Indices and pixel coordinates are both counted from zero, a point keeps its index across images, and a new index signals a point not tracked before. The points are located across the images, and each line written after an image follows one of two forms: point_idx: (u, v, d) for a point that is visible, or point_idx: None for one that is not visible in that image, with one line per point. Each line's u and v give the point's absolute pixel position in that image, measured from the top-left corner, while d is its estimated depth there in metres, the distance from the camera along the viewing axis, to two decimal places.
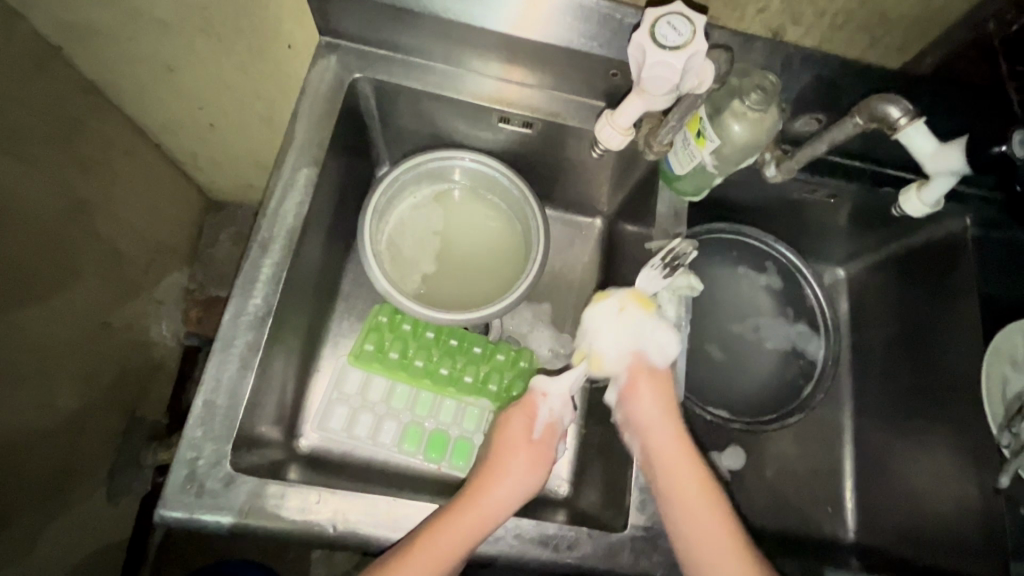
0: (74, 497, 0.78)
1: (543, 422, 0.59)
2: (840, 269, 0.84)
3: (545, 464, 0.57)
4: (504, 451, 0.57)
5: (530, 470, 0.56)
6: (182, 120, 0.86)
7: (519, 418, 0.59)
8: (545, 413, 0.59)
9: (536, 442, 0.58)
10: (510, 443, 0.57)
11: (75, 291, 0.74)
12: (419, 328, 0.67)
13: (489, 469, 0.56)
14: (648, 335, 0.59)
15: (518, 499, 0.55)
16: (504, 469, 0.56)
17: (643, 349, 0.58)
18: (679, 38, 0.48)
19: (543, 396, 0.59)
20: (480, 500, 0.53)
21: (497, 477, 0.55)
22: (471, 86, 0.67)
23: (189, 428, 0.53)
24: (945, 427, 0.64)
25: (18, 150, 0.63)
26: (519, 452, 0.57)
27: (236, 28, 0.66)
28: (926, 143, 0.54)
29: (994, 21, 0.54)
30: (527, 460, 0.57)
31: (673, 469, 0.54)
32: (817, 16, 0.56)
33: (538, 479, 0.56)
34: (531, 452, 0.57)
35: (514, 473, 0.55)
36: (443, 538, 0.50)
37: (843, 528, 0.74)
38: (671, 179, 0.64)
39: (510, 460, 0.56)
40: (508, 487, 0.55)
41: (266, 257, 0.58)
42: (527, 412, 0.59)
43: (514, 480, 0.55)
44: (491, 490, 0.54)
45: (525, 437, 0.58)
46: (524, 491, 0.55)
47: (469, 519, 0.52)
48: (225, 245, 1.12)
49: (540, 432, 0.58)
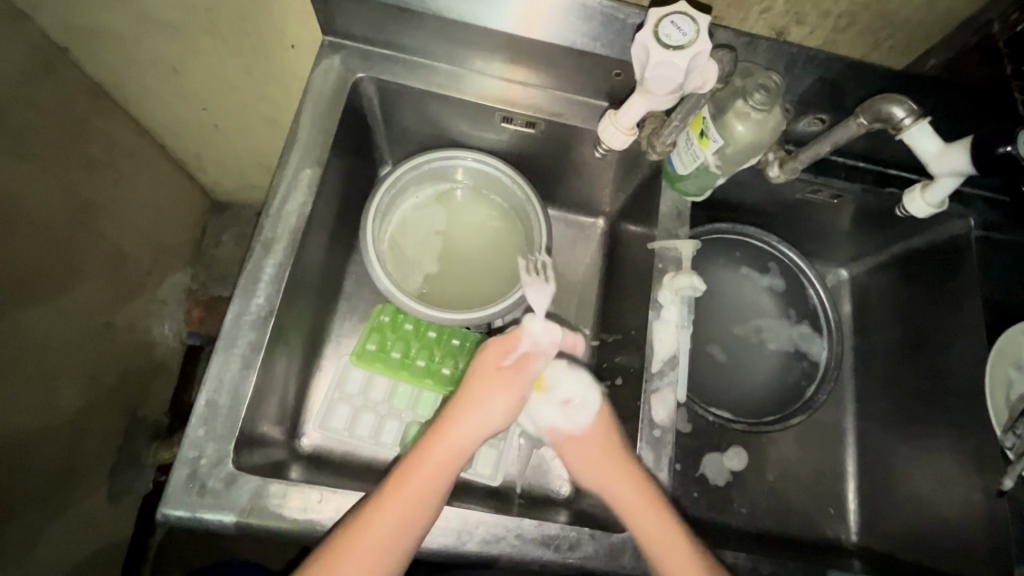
0: (75, 497, 0.78)
1: (520, 352, 0.55)
2: (843, 271, 0.84)
3: (518, 389, 0.54)
4: (476, 380, 0.54)
5: (501, 397, 0.53)
6: (186, 121, 0.86)
7: (493, 350, 0.55)
8: (522, 346, 0.55)
9: (507, 369, 0.54)
10: (481, 373, 0.54)
11: (78, 291, 0.74)
12: (422, 327, 0.68)
13: (461, 401, 0.54)
14: (556, 403, 0.58)
15: (488, 428, 0.53)
16: (473, 400, 0.53)
17: (558, 421, 0.59)
18: (683, 38, 0.48)
19: (525, 331, 0.55)
20: (449, 436, 0.52)
21: (466, 410, 0.53)
22: (474, 86, 0.67)
23: (192, 428, 0.53)
24: (948, 429, 0.64)
25: (23, 151, 0.63)
26: (489, 381, 0.54)
27: (240, 28, 0.66)
28: (929, 144, 0.54)
29: (998, 22, 0.54)
30: (501, 386, 0.54)
31: (631, 500, 0.55)
32: (821, 17, 0.56)
33: (513, 405, 0.54)
34: (503, 380, 0.54)
35: (484, 403, 0.53)
36: (414, 478, 0.51)
37: (845, 530, 0.74)
38: (675, 179, 0.64)
39: (481, 389, 0.54)
40: (479, 417, 0.53)
41: (269, 256, 0.58)
42: (502, 344, 0.55)
43: (486, 412, 0.53)
44: (460, 424, 0.53)
45: (496, 367, 0.54)
46: (497, 418, 0.53)
47: (438, 458, 0.52)
48: (228, 245, 1.13)
49: (514, 360, 0.55)
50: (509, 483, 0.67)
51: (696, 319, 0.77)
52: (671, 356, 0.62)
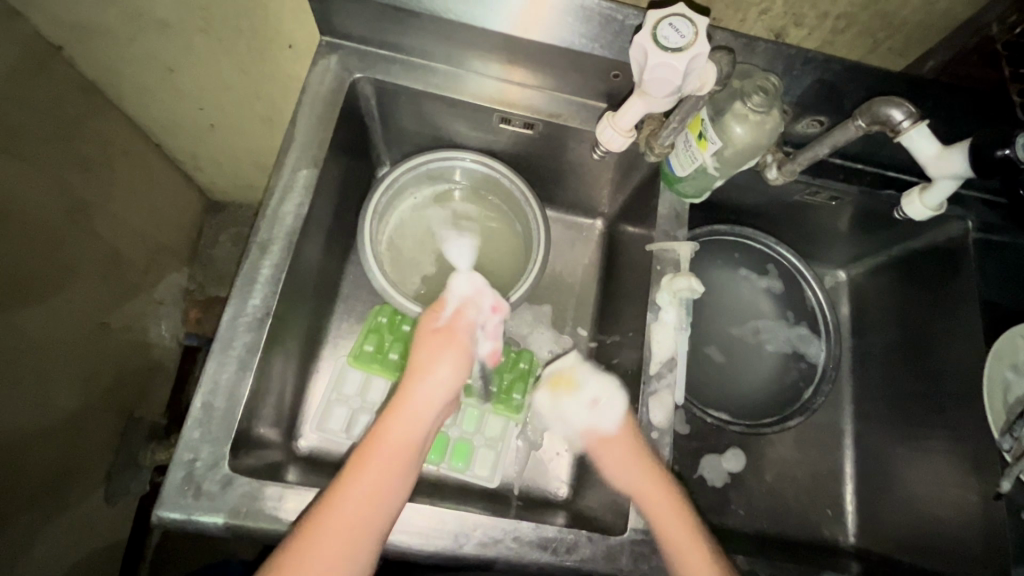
0: (71, 498, 0.77)
1: (451, 309, 0.55)
2: (841, 272, 0.84)
3: (457, 346, 0.54)
4: (418, 347, 0.54)
5: (443, 358, 0.53)
6: (183, 121, 0.86)
7: (427, 315, 0.56)
8: (450, 303, 0.56)
9: (442, 328, 0.54)
10: (420, 339, 0.55)
11: (74, 291, 0.73)
12: (420, 329, 0.67)
13: (408, 372, 0.54)
14: (586, 397, 0.63)
15: (438, 391, 0.53)
16: (416, 368, 0.53)
17: (589, 414, 0.61)
18: (680, 40, 0.48)
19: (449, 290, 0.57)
20: (399, 406, 0.52)
21: (412, 377, 0.53)
22: (472, 87, 0.67)
23: (188, 429, 0.53)
24: (946, 431, 0.64)
25: (18, 150, 0.63)
26: (426, 344, 0.54)
27: (237, 28, 0.66)
28: (928, 146, 0.54)
29: (996, 24, 0.54)
30: (438, 347, 0.53)
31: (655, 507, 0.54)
32: (819, 19, 0.56)
33: (456, 361, 0.53)
34: (440, 339, 0.54)
35: (426, 366, 0.53)
36: (368, 454, 0.50)
37: (844, 532, 0.74)
38: (673, 181, 0.64)
39: (423, 355, 0.53)
40: (424, 381, 0.52)
41: (266, 257, 0.58)
42: (433, 307, 0.56)
43: (432, 375, 0.53)
44: (409, 392, 0.52)
45: (433, 328, 0.55)
46: (442, 378, 0.53)
47: (393, 433, 0.51)
48: (226, 245, 1.12)
49: (447, 318, 0.55)
50: (507, 485, 0.67)
51: (695, 320, 0.77)
52: (670, 358, 0.62)
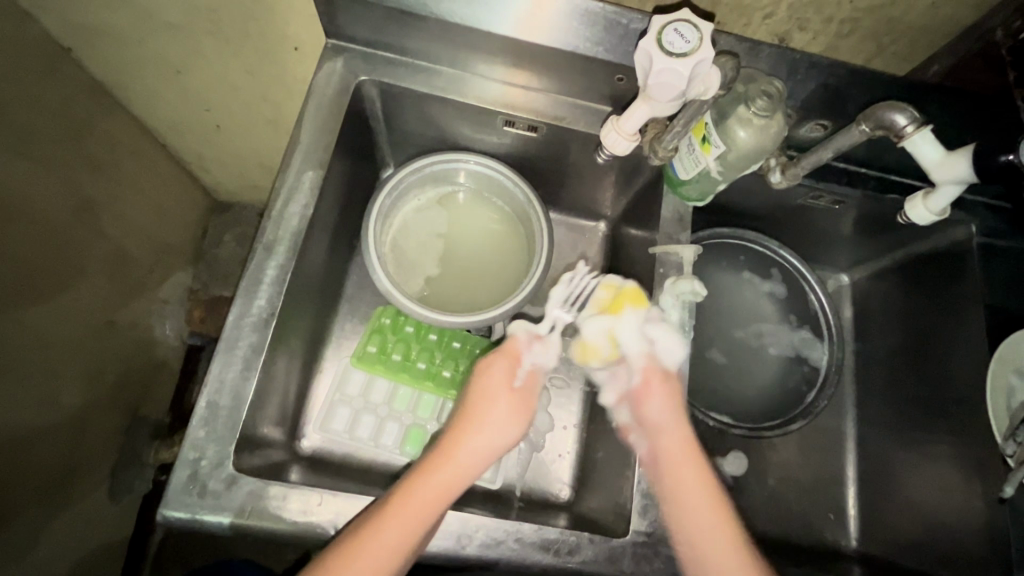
0: (75, 496, 0.78)
1: (526, 369, 0.57)
2: (845, 276, 0.84)
3: (525, 411, 0.56)
4: (486, 397, 0.55)
5: (510, 418, 0.54)
6: (190, 122, 0.86)
7: (500, 366, 0.56)
8: (527, 361, 0.58)
9: (519, 390, 0.56)
10: (490, 390, 0.55)
11: (79, 290, 0.73)
12: (423, 330, 0.68)
13: (466, 418, 0.54)
14: (644, 337, 0.58)
15: (496, 445, 0.54)
16: (482, 420, 0.54)
17: (648, 349, 0.58)
18: (685, 45, 0.48)
19: (526, 348, 0.58)
20: (456, 454, 0.52)
21: (474, 428, 0.53)
22: (477, 90, 0.67)
23: (193, 429, 0.53)
24: (948, 435, 0.64)
25: (26, 149, 0.63)
26: (499, 399, 0.55)
27: (243, 30, 0.66)
28: (932, 151, 0.54)
29: (1001, 29, 0.54)
30: (509, 406, 0.55)
31: (672, 459, 0.53)
32: (824, 24, 0.56)
33: (521, 426, 0.55)
34: (512, 402, 0.55)
35: (494, 422, 0.54)
36: (421, 494, 0.50)
37: (845, 536, 0.74)
38: (676, 184, 0.64)
39: (490, 406, 0.54)
40: (487, 437, 0.53)
41: (271, 258, 0.58)
42: (510, 360, 0.57)
43: (495, 431, 0.54)
44: (467, 442, 0.53)
45: (508, 385, 0.56)
46: (503, 440, 0.54)
47: (444, 476, 0.51)
48: (230, 245, 1.13)
49: (522, 378, 0.57)
50: (509, 486, 0.67)
51: (697, 323, 0.77)
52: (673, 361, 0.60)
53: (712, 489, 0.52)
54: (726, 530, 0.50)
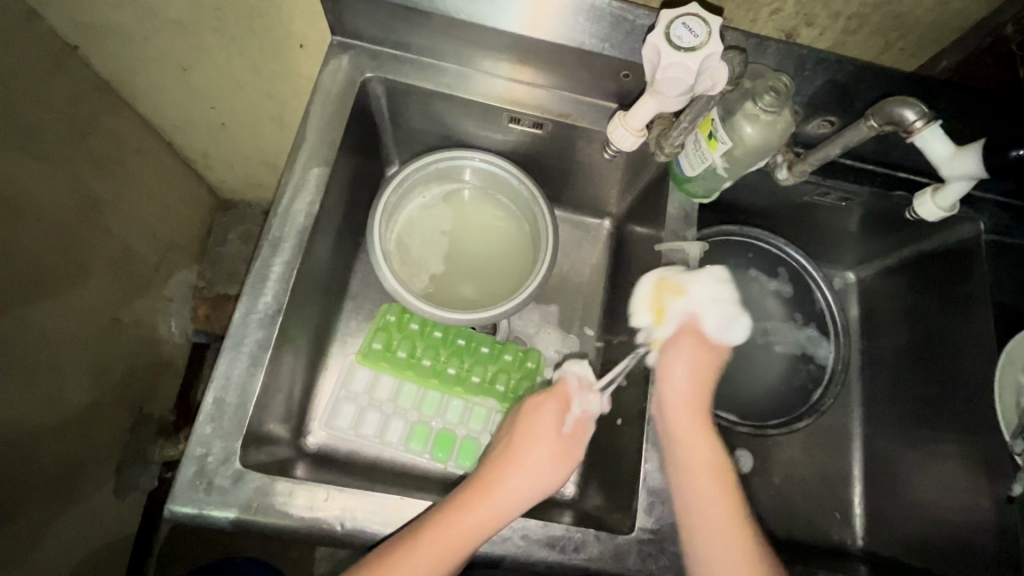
0: (82, 492, 0.78)
1: (573, 417, 0.59)
2: (851, 274, 0.84)
3: (569, 458, 0.58)
4: (532, 438, 0.57)
5: (552, 465, 0.56)
6: (195, 120, 0.86)
7: (550, 407, 0.58)
8: (576, 408, 0.59)
9: (565, 436, 0.58)
10: (538, 432, 0.57)
11: (86, 288, 0.74)
12: (427, 328, 0.68)
13: (510, 457, 0.56)
14: (702, 304, 0.60)
15: (537, 489, 0.55)
16: (525, 461, 0.56)
17: (696, 314, 0.60)
18: (693, 39, 0.48)
19: (578, 393, 0.60)
20: (497, 490, 0.54)
21: (515, 469, 0.55)
22: (482, 86, 0.67)
23: (200, 425, 0.53)
24: (956, 434, 0.64)
25: (32, 147, 0.64)
26: (545, 443, 0.57)
27: (249, 28, 0.66)
28: (941, 146, 0.53)
29: (1011, 24, 0.54)
30: (553, 451, 0.57)
31: (688, 441, 0.56)
32: (832, 19, 0.56)
33: (561, 473, 0.57)
34: (557, 447, 0.57)
35: (537, 466, 0.56)
36: (459, 526, 0.51)
37: (852, 535, 0.73)
38: (682, 181, 0.64)
39: (536, 447, 0.56)
40: (529, 480, 0.55)
41: (277, 255, 0.59)
42: (559, 405, 0.59)
43: (534, 474, 0.55)
44: (508, 481, 0.54)
45: (555, 429, 0.58)
46: (543, 484, 0.55)
47: (483, 509, 0.52)
48: (235, 243, 1.13)
49: (570, 425, 0.59)
50: None
51: None
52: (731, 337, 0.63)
53: (720, 464, 0.56)
54: (727, 500, 0.55)
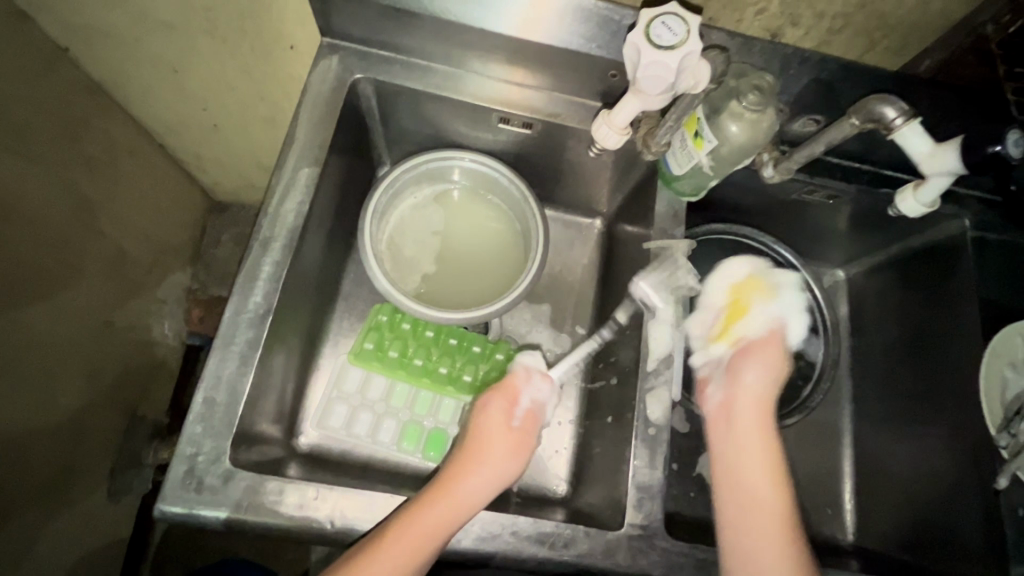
0: (75, 495, 0.78)
1: (524, 409, 0.62)
2: (840, 271, 0.84)
3: (523, 449, 0.60)
4: (485, 434, 0.59)
5: (509, 457, 0.59)
6: (187, 121, 0.86)
7: (501, 402, 0.61)
8: (525, 400, 0.62)
9: (516, 429, 0.60)
10: (489, 428, 0.59)
11: (78, 290, 0.74)
12: (419, 327, 0.68)
13: (469, 453, 0.58)
14: (785, 311, 0.60)
15: (496, 483, 0.57)
16: (481, 459, 0.58)
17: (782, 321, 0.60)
18: (674, 38, 0.49)
19: (525, 385, 0.63)
20: (459, 484, 0.55)
21: (473, 466, 0.57)
22: (472, 87, 0.67)
23: (189, 424, 0.53)
24: (944, 429, 0.64)
25: (23, 149, 0.64)
26: (498, 438, 0.59)
27: (239, 29, 0.66)
28: (921, 143, 0.54)
29: (991, 24, 0.54)
30: (508, 446, 0.59)
31: (742, 448, 0.56)
32: (816, 18, 0.57)
33: (517, 465, 0.59)
34: (510, 440, 0.60)
35: (493, 460, 0.58)
36: (427, 519, 0.52)
37: (842, 530, 0.74)
38: (670, 179, 0.64)
39: (490, 444, 0.59)
40: (489, 475, 0.57)
41: (267, 254, 0.59)
42: (509, 399, 0.61)
43: (494, 467, 0.58)
44: (467, 476, 0.56)
45: (508, 423, 0.60)
46: (501, 478, 0.58)
47: (449, 504, 0.53)
48: (228, 245, 1.13)
49: (520, 419, 0.61)
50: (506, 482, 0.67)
51: None
52: None
53: (780, 487, 0.54)
54: (782, 516, 0.53)
